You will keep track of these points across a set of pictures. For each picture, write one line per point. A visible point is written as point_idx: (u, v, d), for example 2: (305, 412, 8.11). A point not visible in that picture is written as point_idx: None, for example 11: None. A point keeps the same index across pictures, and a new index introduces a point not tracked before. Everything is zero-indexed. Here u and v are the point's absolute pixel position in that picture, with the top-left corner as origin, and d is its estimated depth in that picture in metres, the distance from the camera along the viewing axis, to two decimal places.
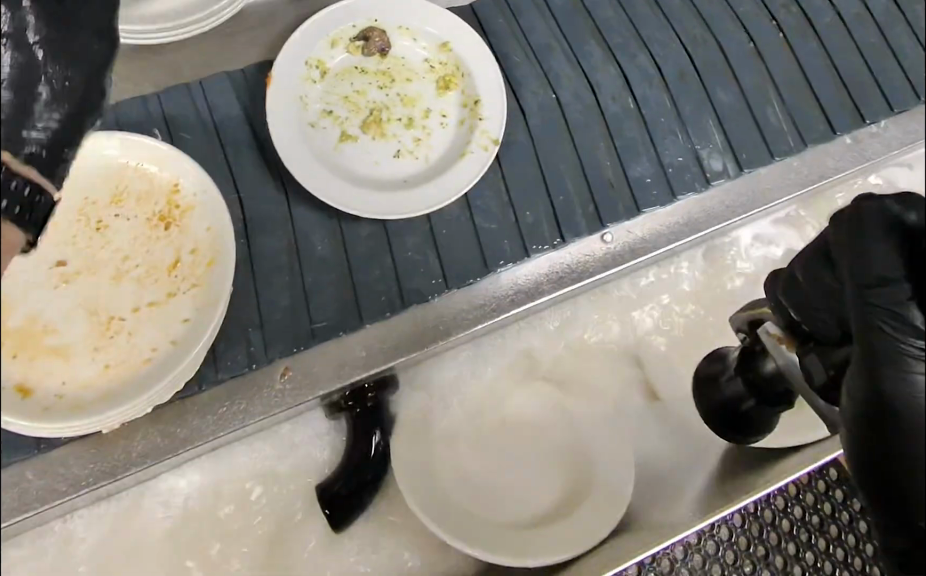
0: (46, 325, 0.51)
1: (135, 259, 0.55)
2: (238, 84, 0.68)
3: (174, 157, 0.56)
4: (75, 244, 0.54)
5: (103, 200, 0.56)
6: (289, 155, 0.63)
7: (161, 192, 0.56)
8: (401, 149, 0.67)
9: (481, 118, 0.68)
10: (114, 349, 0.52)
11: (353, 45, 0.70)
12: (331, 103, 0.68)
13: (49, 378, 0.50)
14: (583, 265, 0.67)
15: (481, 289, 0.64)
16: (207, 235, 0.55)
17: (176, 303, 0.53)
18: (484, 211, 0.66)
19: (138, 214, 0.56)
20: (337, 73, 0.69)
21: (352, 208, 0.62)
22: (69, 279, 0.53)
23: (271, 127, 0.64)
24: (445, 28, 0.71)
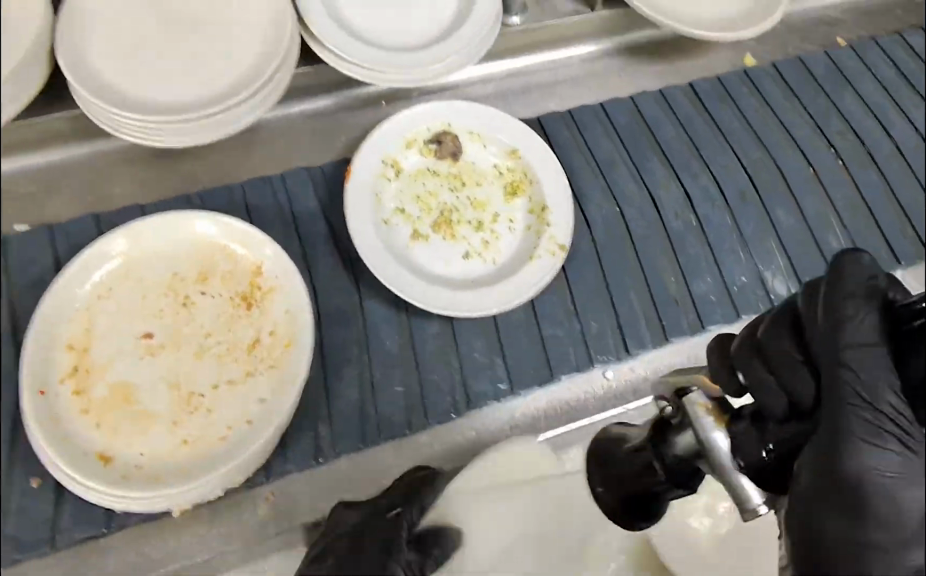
0: (134, 391, 0.51)
1: (217, 338, 0.55)
2: (317, 177, 0.71)
3: (259, 240, 0.57)
4: (162, 319, 0.55)
5: (191, 277, 0.57)
6: (365, 246, 0.64)
7: (244, 274, 0.57)
8: (470, 250, 0.69)
9: (548, 225, 0.70)
10: (192, 425, 0.51)
11: (426, 147, 0.74)
12: (404, 202, 0.71)
13: (129, 447, 0.49)
14: (586, 402, 0.65)
15: (505, 410, 0.64)
16: (286, 318, 0.56)
17: (253, 384, 0.53)
18: (550, 315, 0.67)
19: (223, 293, 0.57)
20: (410, 174, 0.72)
21: (423, 302, 0.63)
22: (155, 351, 0.53)
23: (348, 219, 0.66)
24: (515, 135, 0.74)
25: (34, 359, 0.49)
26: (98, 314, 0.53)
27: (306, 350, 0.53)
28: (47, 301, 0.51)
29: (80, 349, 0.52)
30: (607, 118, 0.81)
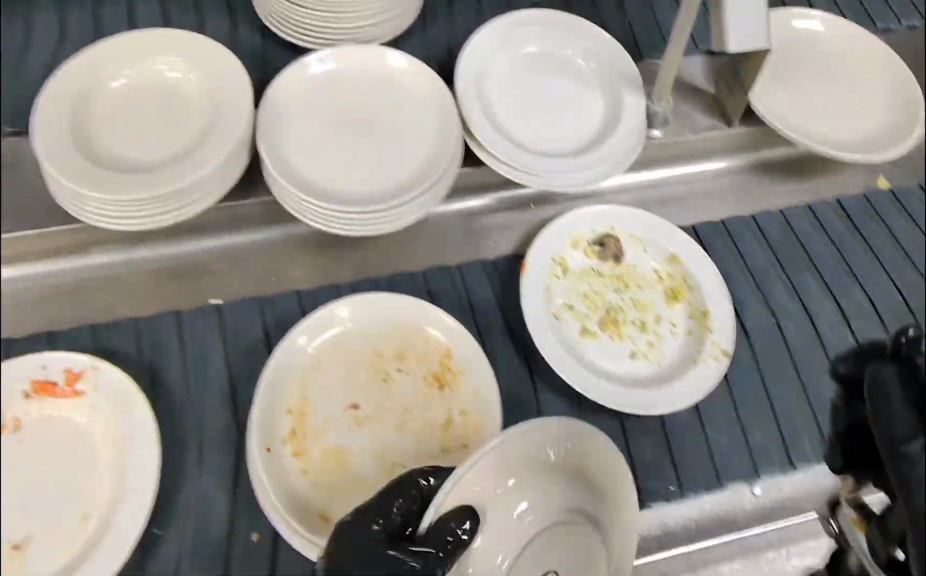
0: (348, 459, 0.59)
1: (414, 413, 0.61)
2: (492, 272, 0.76)
3: (447, 327, 0.64)
4: (366, 391, 0.62)
5: (388, 354, 0.63)
6: (542, 339, 0.68)
7: (437, 356, 0.63)
8: (636, 350, 0.72)
9: (710, 330, 0.72)
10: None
11: (591, 248, 0.78)
12: (572, 299, 0.74)
13: (345, 509, 0.57)
14: (735, 515, 0.66)
15: (668, 513, 0.65)
16: (474, 400, 0.61)
17: (448, 461, 0.59)
18: (715, 421, 0.69)
19: (417, 372, 0.63)
20: (576, 272, 0.76)
21: (595, 394, 0.66)
22: (362, 422, 0.61)
23: (525, 313, 0.70)
24: (675, 243, 0.78)
25: (261, 420, 0.58)
26: (312, 384, 0.61)
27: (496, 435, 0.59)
28: (271, 370, 0.59)
29: (297, 413, 0.60)
30: (758, 227, 0.85)
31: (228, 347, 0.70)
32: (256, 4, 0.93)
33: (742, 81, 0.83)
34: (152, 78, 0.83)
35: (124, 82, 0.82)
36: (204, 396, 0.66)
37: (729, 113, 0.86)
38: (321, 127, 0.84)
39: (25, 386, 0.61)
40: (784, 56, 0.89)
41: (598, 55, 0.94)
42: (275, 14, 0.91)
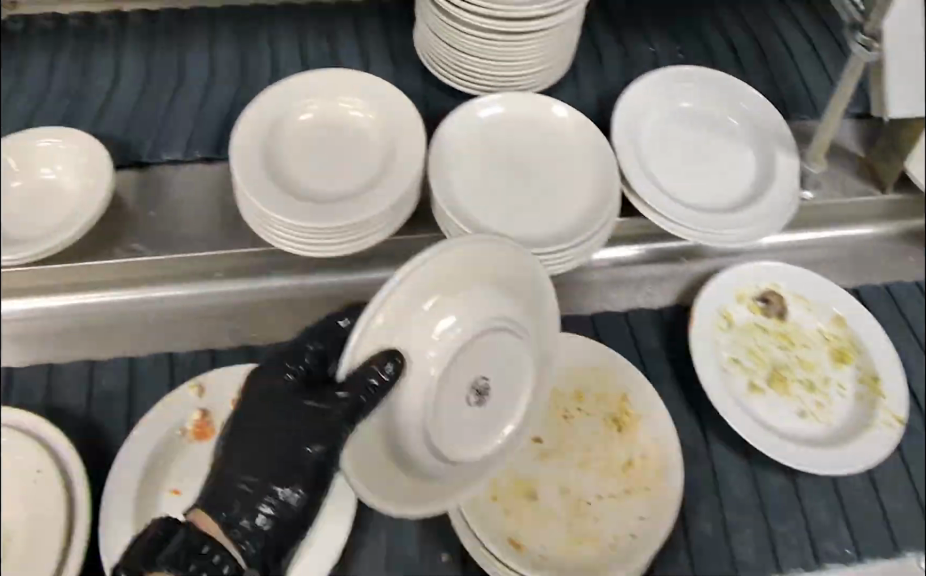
0: (534, 493, 0.62)
1: (596, 452, 0.64)
2: (658, 321, 0.77)
3: (627, 372, 0.67)
4: (548, 426, 0.65)
5: (568, 394, 0.67)
6: (715, 392, 0.70)
7: (615, 400, 0.66)
8: (805, 410, 0.72)
9: (881, 397, 0.72)
10: (583, 529, 0.60)
11: (755, 303, 0.77)
12: (738, 353, 0.74)
13: (537, 540, 0.59)
14: None
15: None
16: (655, 444, 0.64)
17: (632, 501, 0.61)
18: (887, 487, 0.69)
19: (597, 413, 0.66)
20: (741, 326, 0.75)
21: (772, 451, 0.67)
22: (546, 455, 0.64)
23: (698, 365, 0.71)
24: (843, 306, 0.76)
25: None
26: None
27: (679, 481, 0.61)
28: None
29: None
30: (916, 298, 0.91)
31: None
32: (420, 46, 0.99)
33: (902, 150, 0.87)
34: (338, 115, 0.89)
35: (311, 116, 0.88)
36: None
37: (883, 177, 0.90)
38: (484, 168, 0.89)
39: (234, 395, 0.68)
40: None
41: (752, 116, 0.94)
42: (441, 59, 0.96)
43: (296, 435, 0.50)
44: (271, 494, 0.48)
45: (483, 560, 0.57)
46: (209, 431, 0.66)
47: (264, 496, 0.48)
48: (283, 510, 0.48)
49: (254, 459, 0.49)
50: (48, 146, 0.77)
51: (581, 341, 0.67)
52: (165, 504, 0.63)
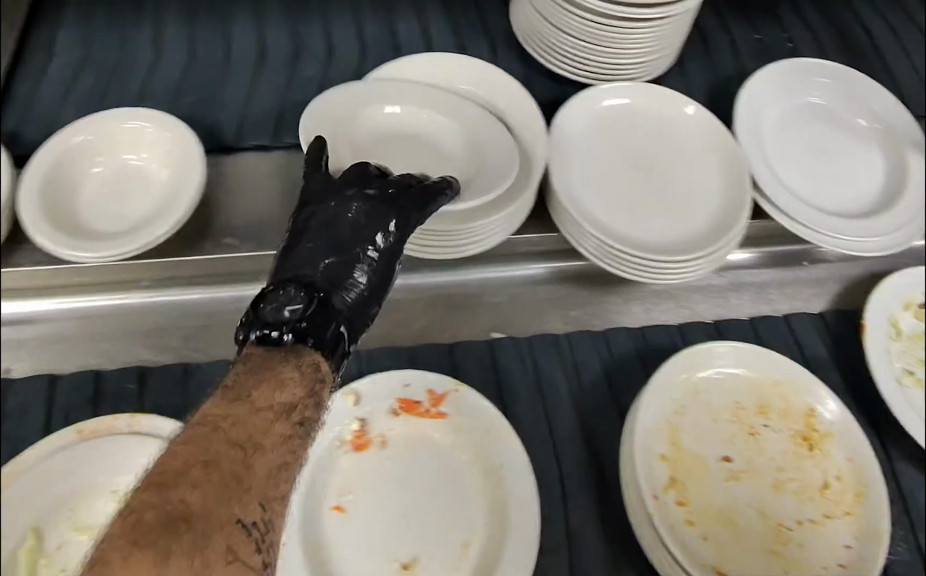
0: (731, 516, 0.59)
1: (789, 473, 0.62)
2: (815, 326, 0.73)
3: (813, 388, 0.65)
4: (736, 444, 0.63)
5: (750, 409, 0.65)
6: (908, 421, 0.66)
7: (800, 416, 0.64)
8: None
9: None
10: (788, 556, 0.58)
11: (921, 311, 0.74)
12: (911, 363, 0.71)
13: (740, 569, 0.56)
14: None
15: None
16: (849, 466, 0.62)
17: (834, 525, 0.59)
18: None
19: (784, 429, 0.64)
20: (910, 336, 0.73)
21: None
22: (737, 476, 0.61)
23: (881, 381, 0.68)
24: None
25: (646, 468, 0.59)
26: (680, 430, 0.63)
27: (883, 503, 0.59)
28: (643, 411, 0.61)
29: (671, 460, 0.61)
30: None
31: (575, 384, 0.67)
32: (521, 26, 0.84)
33: None
34: None
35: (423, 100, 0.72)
36: (562, 438, 0.64)
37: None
38: (594, 154, 0.74)
39: (394, 403, 0.62)
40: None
41: (884, 118, 0.78)
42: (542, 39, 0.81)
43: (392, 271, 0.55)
44: (357, 283, 0.52)
45: None
46: (367, 442, 0.61)
47: (351, 284, 0.52)
48: (365, 306, 0.53)
49: (346, 257, 0.53)
50: (137, 129, 0.70)
51: (768, 363, 0.66)
52: (331, 523, 0.57)
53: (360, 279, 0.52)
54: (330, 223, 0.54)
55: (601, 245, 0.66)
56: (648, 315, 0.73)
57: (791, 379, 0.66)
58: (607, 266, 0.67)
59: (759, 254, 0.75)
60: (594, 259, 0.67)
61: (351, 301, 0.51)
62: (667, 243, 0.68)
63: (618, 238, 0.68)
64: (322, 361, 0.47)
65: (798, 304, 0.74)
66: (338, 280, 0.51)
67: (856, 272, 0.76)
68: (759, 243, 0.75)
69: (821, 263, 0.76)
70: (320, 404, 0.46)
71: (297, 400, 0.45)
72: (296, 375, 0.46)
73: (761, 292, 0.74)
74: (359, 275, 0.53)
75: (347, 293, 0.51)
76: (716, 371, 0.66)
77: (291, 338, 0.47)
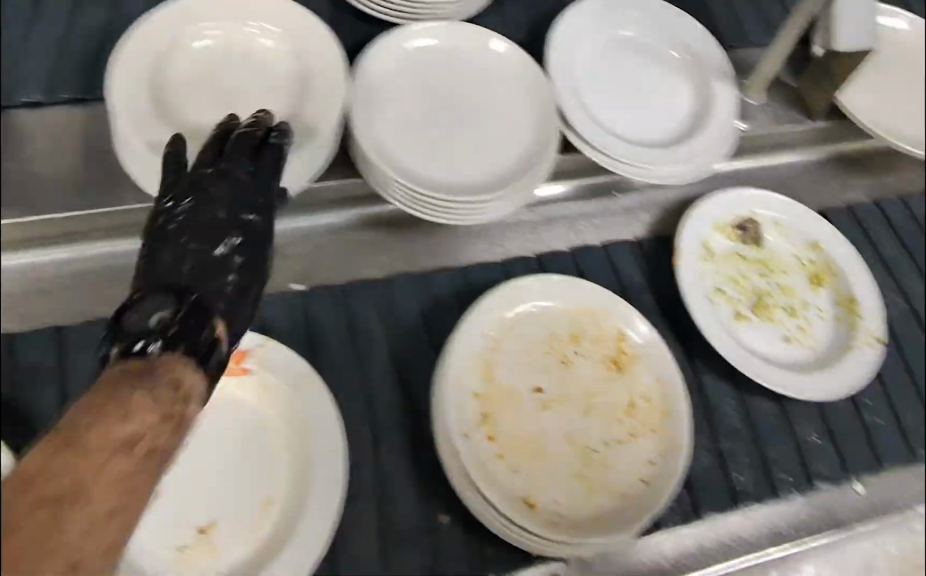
0: (541, 446, 0.59)
1: (600, 398, 0.63)
2: (631, 254, 0.74)
3: (624, 312, 0.65)
4: (548, 373, 0.63)
5: (564, 337, 0.64)
6: (716, 338, 0.67)
7: (612, 341, 0.65)
8: (789, 334, 0.71)
9: (860, 317, 0.72)
10: (596, 476, 0.59)
11: (733, 232, 0.76)
12: (723, 283, 0.73)
13: (547, 497, 0.57)
14: (889, 503, 0.65)
15: (832, 495, 0.64)
16: (656, 386, 0.63)
17: (640, 443, 0.61)
18: (869, 405, 0.68)
19: (596, 354, 0.64)
20: (722, 257, 0.74)
21: (780, 386, 0.65)
22: (549, 406, 0.61)
23: (690, 303, 0.69)
24: (817, 230, 0.77)
25: (456, 409, 0.58)
26: (494, 365, 0.62)
27: (685, 418, 0.61)
28: (453, 353, 0.60)
29: (484, 397, 0.60)
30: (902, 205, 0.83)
31: (390, 329, 0.65)
32: None
33: (835, 77, 0.75)
34: None
35: (206, 41, 0.63)
36: (375, 386, 0.62)
37: (812, 106, 0.78)
38: (399, 85, 0.67)
39: None
40: (894, 62, 0.80)
41: (692, 48, 0.77)
42: None
43: (266, 238, 0.53)
44: (225, 278, 0.49)
45: (494, 522, 0.54)
46: None
47: (219, 280, 0.49)
48: (233, 304, 0.50)
49: (206, 256, 0.49)
50: None
51: (580, 292, 0.66)
52: None
53: (228, 276, 0.50)
54: (188, 219, 0.50)
55: (408, 192, 0.62)
56: (467, 254, 0.71)
57: (605, 305, 0.65)
58: (417, 211, 0.63)
59: (570, 186, 0.75)
60: (399, 204, 0.63)
61: (220, 301, 0.49)
62: (473, 182, 0.64)
63: (425, 179, 0.63)
64: (188, 367, 0.43)
65: (615, 233, 0.75)
66: (204, 279, 0.48)
67: (670, 199, 0.78)
68: (568, 176, 0.74)
69: (626, 191, 0.76)
70: (193, 405, 0.42)
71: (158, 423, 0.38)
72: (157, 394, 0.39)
73: (580, 224, 0.74)
74: (229, 274, 0.50)
75: (215, 293, 0.48)
76: (530, 305, 0.65)
77: (160, 347, 0.43)
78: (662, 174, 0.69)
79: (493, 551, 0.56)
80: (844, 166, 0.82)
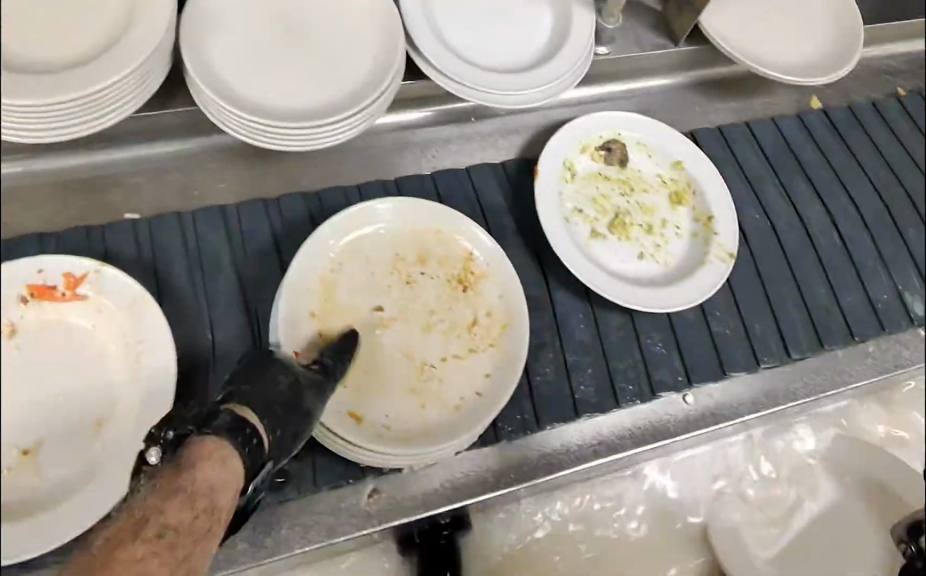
0: (384, 360, 0.61)
1: (441, 315, 0.64)
2: (493, 176, 0.74)
3: (471, 230, 0.66)
4: (391, 294, 0.64)
5: (410, 259, 0.65)
6: (565, 253, 0.68)
7: (458, 260, 0.65)
8: (644, 252, 0.72)
9: (715, 234, 0.73)
10: (427, 392, 0.60)
11: (597, 153, 0.76)
12: (581, 203, 0.73)
13: (376, 409, 0.59)
14: (727, 409, 0.68)
15: (670, 403, 0.67)
16: (500, 303, 0.64)
17: (477, 359, 0.62)
18: (718, 315, 0.71)
19: (442, 274, 0.65)
20: (584, 177, 0.75)
21: (625, 301, 0.67)
22: (388, 323, 0.63)
23: (542, 220, 0.69)
24: (680, 150, 0.77)
25: (290, 325, 0.58)
26: (337, 285, 0.62)
27: (522, 333, 0.62)
28: (294, 274, 0.60)
29: (321, 317, 0.61)
30: (769, 128, 0.85)
31: (241, 253, 0.66)
32: None
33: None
34: None
35: None
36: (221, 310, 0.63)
37: (676, 32, 0.78)
38: (236, 17, 0.65)
39: None
40: None
41: None
42: None
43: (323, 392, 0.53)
44: (270, 412, 0.50)
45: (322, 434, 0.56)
46: None
47: (259, 410, 0.49)
48: (276, 426, 0.50)
49: (250, 383, 0.51)
50: None
51: (426, 212, 0.66)
52: None
53: (276, 407, 0.50)
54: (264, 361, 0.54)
55: (246, 123, 0.60)
56: (321, 178, 0.71)
57: (453, 226, 0.66)
58: (260, 142, 0.61)
59: (427, 112, 0.75)
60: (241, 137, 0.61)
61: (273, 422, 0.50)
62: (315, 108, 0.63)
63: (266, 108, 0.62)
64: (208, 440, 0.46)
65: (478, 156, 0.75)
66: (279, 407, 0.50)
67: (534, 122, 0.78)
68: (423, 102, 0.74)
69: (486, 118, 0.77)
70: (218, 480, 0.44)
71: (184, 511, 0.43)
72: (197, 465, 0.44)
73: (439, 149, 0.74)
74: (280, 406, 0.50)
75: (262, 412, 0.49)
76: (377, 229, 0.65)
77: (160, 452, 0.47)
78: (521, 100, 0.68)
79: (329, 462, 0.57)
80: (702, 95, 0.84)
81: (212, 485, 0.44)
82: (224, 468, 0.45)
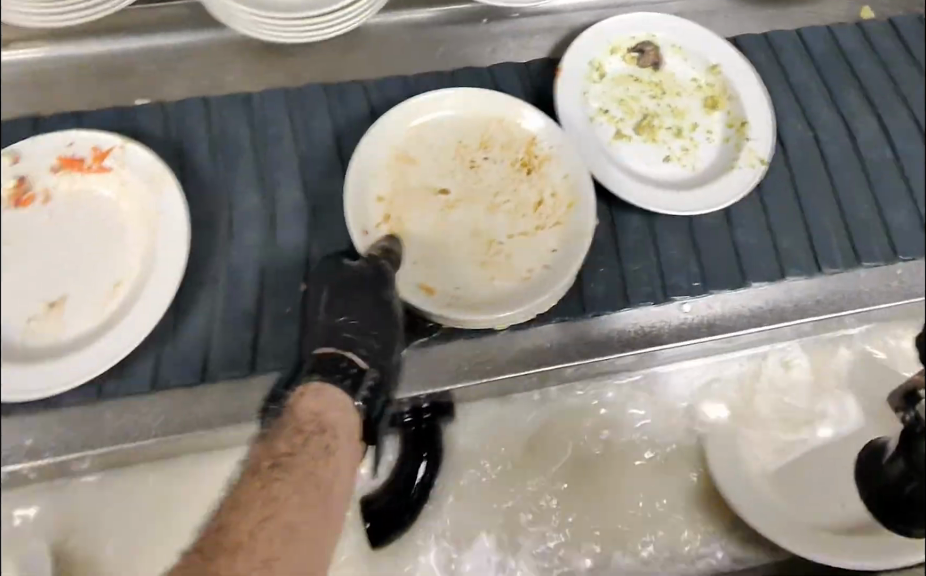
0: (445, 240, 0.63)
1: (504, 196, 0.66)
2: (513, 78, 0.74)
3: (535, 115, 0.67)
4: (454, 176, 0.66)
5: (473, 145, 0.68)
6: (591, 158, 0.68)
7: (521, 143, 0.67)
8: (671, 155, 0.71)
9: (748, 139, 0.70)
10: (497, 266, 0.63)
11: (629, 55, 0.75)
12: (608, 103, 0.73)
13: (446, 281, 0.62)
14: (735, 317, 0.66)
15: (678, 308, 0.66)
16: (564, 182, 0.65)
17: (543, 236, 0.64)
18: (744, 225, 0.68)
19: (503, 158, 0.67)
20: (613, 78, 0.74)
21: (649, 205, 0.66)
22: (453, 204, 0.65)
23: (561, 119, 0.70)
24: (719, 51, 0.74)
25: (357, 201, 0.63)
26: (405, 166, 0.66)
27: (588, 206, 0.63)
28: (359, 158, 0.65)
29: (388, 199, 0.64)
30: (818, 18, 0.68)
31: (260, 138, 0.68)
32: None
33: None
34: None
35: None
36: (238, 193, 0.65)
37: None
38: None
39: (52, 161, 0.57)
40: None
41: None
42: None
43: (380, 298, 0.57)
44: (345, 334, 0.56)
45: None
46: None
47: (339, 336, 0.56)
48: (360, 346, 0.56)
49: (326, 318, 0.58)
50: None
51: (481, 100, 0.68)
52: None
53: (347, 331, 0.56)
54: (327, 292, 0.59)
55: (251, 20, 0.65)
56: (338, 71, 0.72)
57: (516, 113, 0.67)
58: (266, 36, 0.67)
59: (435, 12, 0.73)
60: (247, 33, 0.66)
61: (354, 347, 0.55)
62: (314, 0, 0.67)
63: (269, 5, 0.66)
64: (305, 393, 0.52)
65: (499, 56, 0.75)
66: (350, 334, 0.56)
67: (559, 23, 0.76)
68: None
69: (500, 20, 0.75)
70: (324, 412, 0.51)
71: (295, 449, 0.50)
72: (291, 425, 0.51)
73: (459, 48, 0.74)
74: (350, 327, 0.56)
75: (345, 343, 0.55)
76: (438, 116, 0.68)
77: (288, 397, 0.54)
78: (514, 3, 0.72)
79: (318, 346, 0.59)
80: None
81: (319, 417, 0.51)
82: (325, 400, 0.52)
